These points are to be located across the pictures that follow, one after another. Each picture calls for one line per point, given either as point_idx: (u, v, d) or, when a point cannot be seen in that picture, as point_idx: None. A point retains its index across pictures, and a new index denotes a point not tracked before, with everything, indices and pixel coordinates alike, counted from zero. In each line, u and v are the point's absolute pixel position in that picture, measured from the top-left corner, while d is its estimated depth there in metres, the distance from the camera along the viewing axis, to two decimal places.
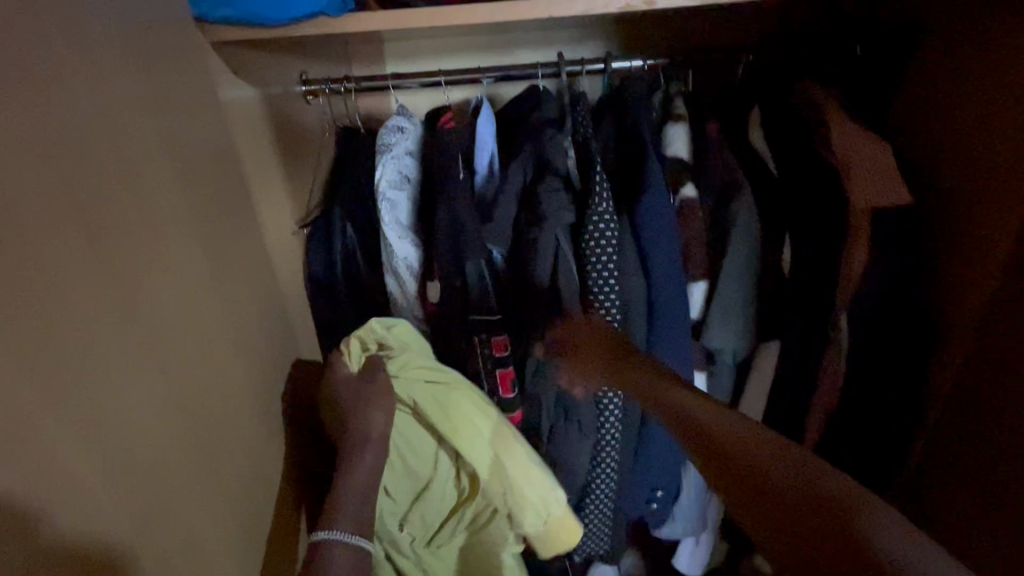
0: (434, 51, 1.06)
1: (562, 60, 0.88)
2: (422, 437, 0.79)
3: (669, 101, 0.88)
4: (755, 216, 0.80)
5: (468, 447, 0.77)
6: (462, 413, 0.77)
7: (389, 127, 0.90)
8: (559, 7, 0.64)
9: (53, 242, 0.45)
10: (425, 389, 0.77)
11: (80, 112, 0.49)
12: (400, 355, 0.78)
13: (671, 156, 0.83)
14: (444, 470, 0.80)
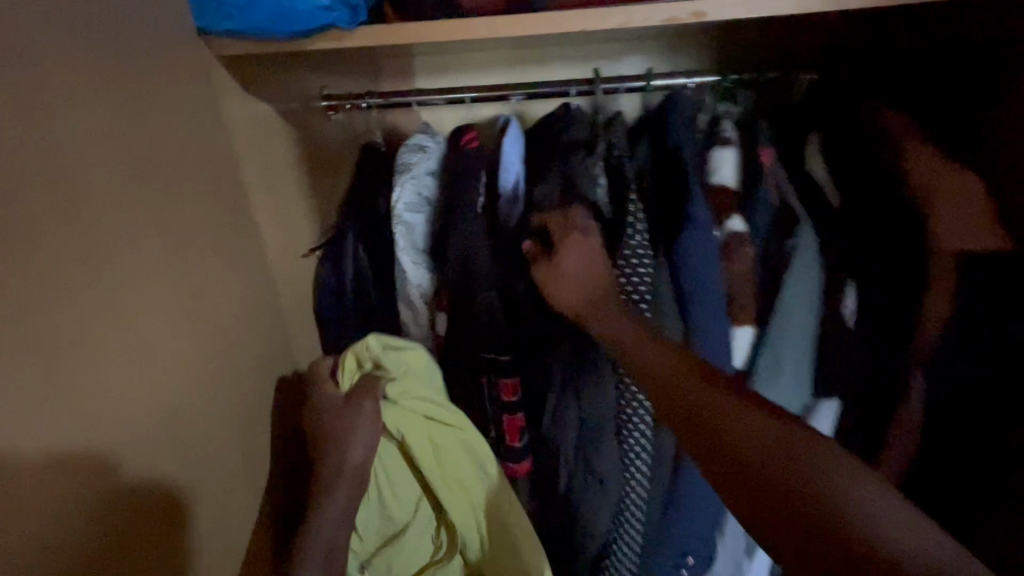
0: (466, 67, 1.02)
1: (597, 77, 0.82)
2: (406, 473, 0.74)
3: (717, 123, 0.80)
4: (818, 256, 0.69)
5: (453, 496, 0.73)
6: (457, 459, 0.72)
7: (411, 146, 0.86)
8: (589, 20, 0.58)
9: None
10: (419, 427, 0.71)
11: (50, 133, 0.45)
12: (399, 382, 0.71)
13: (717, 183, 0.74)
14: (424, 516, 0.76)
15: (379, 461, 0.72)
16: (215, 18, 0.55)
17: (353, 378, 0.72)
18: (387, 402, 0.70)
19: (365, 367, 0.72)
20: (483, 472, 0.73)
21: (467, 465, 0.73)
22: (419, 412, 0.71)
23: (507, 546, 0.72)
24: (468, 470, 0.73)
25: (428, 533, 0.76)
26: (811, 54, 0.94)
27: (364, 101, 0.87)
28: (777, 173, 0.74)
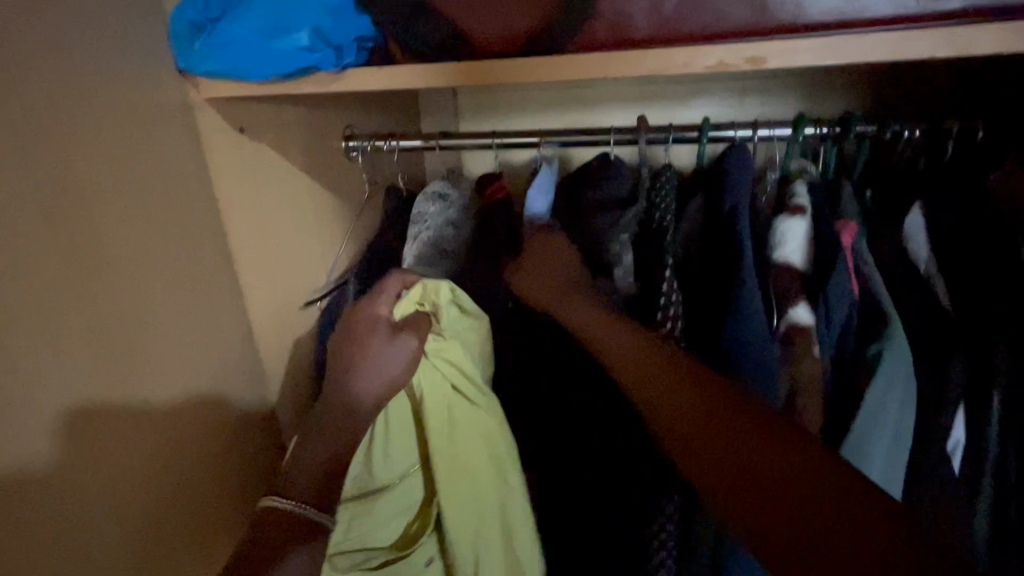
0: (511, 107, 0.96)
1: (639, 126, 0.70)
2: (411, 437, 0.62)
3: (787, 185, 0.66)
4: (912, 370, 0.52)
5: (456, 488, 0.59)
6: (474, 449, 0.59)
7: (427, 194, 0.78)
8: (622, 66, 0.47)
9: None
10: (443, 398, 0.60)
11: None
12: (446, 342, 0.60)
13: (780, 262, 0.60)
14: (406, 495, 0.62)
15: (386, 413, 0.61)
16: (194, 59, 0.51)
17: (409, 313, 0.61)
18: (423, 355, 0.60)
19: (424, 308, 0.61)
20: (500, 471, 0.59)
21: (483, 459, 0.59)
22: (448, 378, 0.60)
23: (502, 562, 0.58)
24: (485, 465, 0.59)
25: (400, 519, 0.62)
26: (904, 98, 0.80)
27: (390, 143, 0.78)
28: (860, 253, 0.59)
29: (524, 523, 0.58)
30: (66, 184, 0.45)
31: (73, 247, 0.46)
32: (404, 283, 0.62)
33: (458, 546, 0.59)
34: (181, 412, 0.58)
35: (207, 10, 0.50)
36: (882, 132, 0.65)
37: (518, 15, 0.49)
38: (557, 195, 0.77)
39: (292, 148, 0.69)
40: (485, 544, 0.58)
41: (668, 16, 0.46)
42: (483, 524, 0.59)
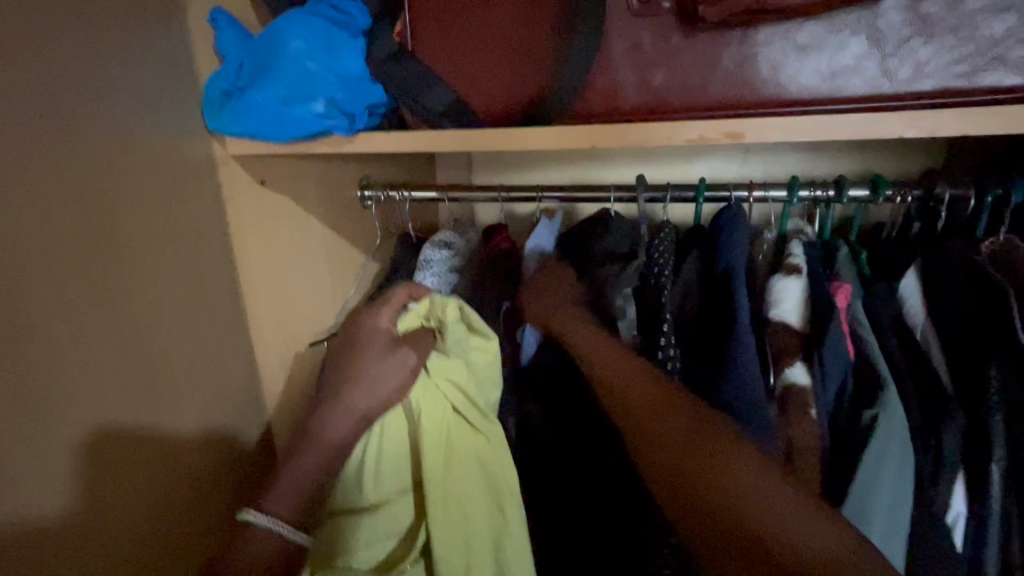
0: (519, 163, 1.00)
1: (637, 185, 0.73)
2: (401, 458, 0.60)
3: (783, 245, 0.67)
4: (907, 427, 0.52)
5: (449, 522, 0.56)
6: (471, 480, 0.57)
7: (434, 242, 0.82)
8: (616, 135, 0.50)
9: None
10: (440, 420, 0.59)
11: (45, 229, 0.45)
12: (451, 362, 0.59)
13: (777, 322, 0.60)
14: (392, 520, 0.58)
15: (380, 426, 0.60)
16: (221, 121, 0.57)
17: (413, 326, 0.62)
18: (424, 370, 0.60)
19: (429, 322, 0.61)
20: (497, 503, 0.57)
21: (480, 489, 0.57)
22: (450, 400, 0.59)
23: None
24: (482, 496, 0.57)
25: (385, 543, 0.58)
26: (890, 169, 0.83)
27: (402, 193, 0.81)
28: (858, 316, 0.60)
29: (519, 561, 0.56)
30: (103, 226, 0.50)
31: (100, 284, 0.50)
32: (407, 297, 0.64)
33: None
34: (183, 446, 0.59)
35: (237, 79, 0.56)
36: (875, 196, 0.66)
37: (520, 88, 0.54)
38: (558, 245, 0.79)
39: (309, 199, 0.74)
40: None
41: (658, 91, 0.50)
42: (473, 559, 0.56)
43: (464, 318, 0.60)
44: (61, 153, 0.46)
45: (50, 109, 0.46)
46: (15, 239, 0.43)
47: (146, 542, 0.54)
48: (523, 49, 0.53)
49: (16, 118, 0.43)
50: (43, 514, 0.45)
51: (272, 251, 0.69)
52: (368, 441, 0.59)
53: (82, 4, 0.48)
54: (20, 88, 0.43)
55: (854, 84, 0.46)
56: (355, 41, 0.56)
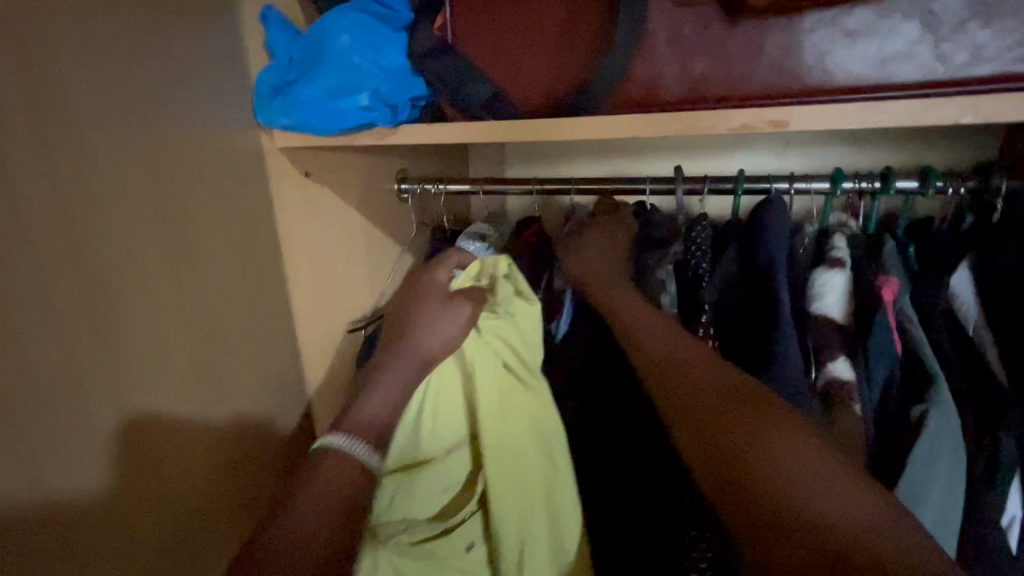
0: (553, 157, 1.01)
1: (675, 177, 0.72)
2: (454, 414, 0.64)
3: (826, 238, 0.65)
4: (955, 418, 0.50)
5: (506, 471, 0.60)
6: (521, 432, 0.60)
7: (469, 234, 0.83)
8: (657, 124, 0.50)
9: (51, 346, 0.43)
10: (491, 376, 0.62)
11: (115, 215, 0.48)
12: (500, 320, 0.64)
13: (819, 315, 0.59)
14: (449, 471, 0.63)
15: (432, 386, 0.63)
16: (272, 115, 0.59)
17: (465, 286, 0.68)
18: (475, 330, 0.64)
19: (480, 282, 0.68)
20: (547, 455, 0.60)
21: (531, 440, 0.60)
22: (500, 356, 0.63)
23: (545, 535, 0.59)
24: (534, 446, 0.60)
25: (443, 495, 0.63)
26: (938, 160, 0.81)
27: (438, 186, 0.83)
28: (905, 310, 0.58)
29: (568, 510, 0.59)
30: (165, 213, 0.53)
31: (161, 268, 0.53)
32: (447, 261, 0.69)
33: (501, 532, 0.59)
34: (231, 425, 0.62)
35: (287, 74, 0.59)
36: (925, 188, 0.64)
37: (560, 79, 0.54)
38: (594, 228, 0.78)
39: (350, 190, 0.76)
40: (530, 530, 0.59)
41: (698, 79, 0.50)
42: (527, 506, 0.59)
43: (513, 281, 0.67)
44: (129, 143, 0.49)
45: (120, 102, 0.48)
46: (88, 223, 0.46)
47: (195, 515, 0.57)
48: (563, 39, 0.54)
49: (91, 110, 0.46)
50: (110, 480, 0.48)
51: (315, 241, 0.72)
52: (424, 398, 0.63)
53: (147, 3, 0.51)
54: (94, 82, 0.46)
55: (903, 71, 0.45)
56: (398, 35, 0.57)
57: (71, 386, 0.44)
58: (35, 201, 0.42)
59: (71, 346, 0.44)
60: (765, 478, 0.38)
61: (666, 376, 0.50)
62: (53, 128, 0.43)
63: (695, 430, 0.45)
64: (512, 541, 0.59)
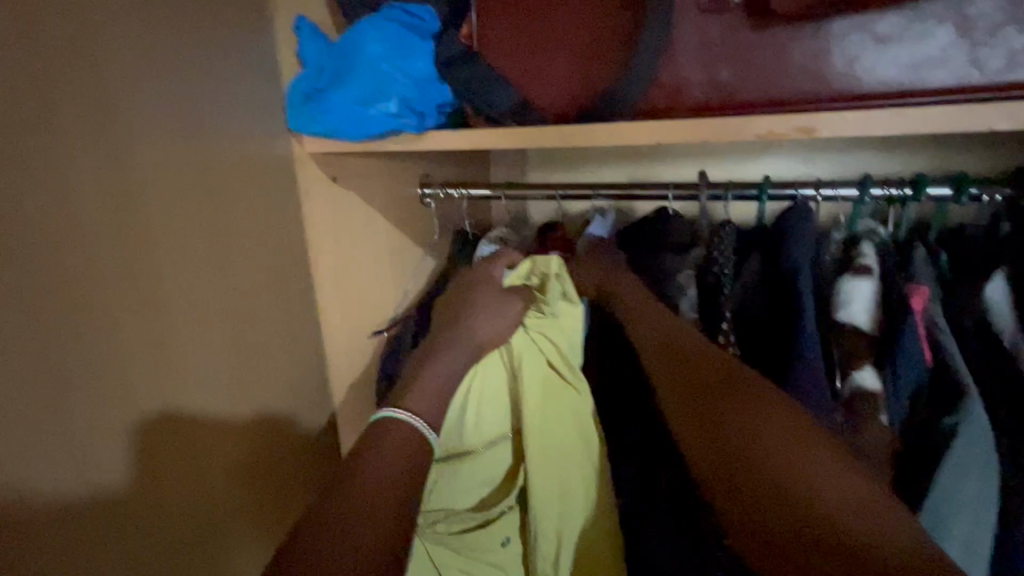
0: (573, 162, 1.01)
1: (699, 183, 0.72)
2: (498, 409, 0.65)
3: (854, 245, 0.64)
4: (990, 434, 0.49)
5: (546, 463, 0.60)
6: (562, 426, 0.61)
7: (490, 239, 0.83)
8: (681, 131, 0.50)
9: (93, 343, 0.45)
10: (536, 374, 0.63)
11: (154, 218, 0.50)
12: (546, 321, 0.65)
13: (846, 324, 0.58)
14: (492, 465, 0.64)
15: (477, 379, 0.64)
16: (302, 122, 0.61)
17: (516, 284, 0.70)
18: (521, 326, 0.66)
19: (530, 280, 0.69)
20: (587, 454, 0.61)
21: (571, 435, 0.61)
22: (543, 352, 0.64)
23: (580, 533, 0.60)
24: (575, 441, 0.61)
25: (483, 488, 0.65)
26: (971, 166, 0.79)
27: (460, 191, 0.84)
28: (937, 320, 0.56)
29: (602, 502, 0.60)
30: (200, 216, 0.55)
31: (196, 269, 0.54)
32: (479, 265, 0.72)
33: (538, 525, 0.59)
34: (260, 422, 0.64)
35: (317, 82, 0.60)
36: (958, 195, 0.62)
37: (584, 85, 0.55)
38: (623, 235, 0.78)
39: (375, 195, 0.77)
40: (567, 523, 0.59)
41: (724, 86, 0.50)
42: (566, 503, 0.60)
43: (561, 281, 0.67)
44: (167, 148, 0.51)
45: (160, 109, 0.50)
46: (131, 225, 0.48)
47: (230, 507, 0.60)
48: (588, 47, 0.54)
49: (133, 118, 0.48)
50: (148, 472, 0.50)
51: (341, 244, 0.73)
52: (470, 390, 0.64)
53: (187, 14, 0.52)
54: (137, 91, 0.48)
55: (937, 76, 0.44)
56: (424, 44, 0.58)
57: (116, 384, 0.47)
58: (85, 210, 0.44)
59: (114, 346, 0.46)
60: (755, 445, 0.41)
61: (675, 381, 0.51)
62: (100, 134, 0.45)
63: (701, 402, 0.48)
64: (550, 539, 0.59)
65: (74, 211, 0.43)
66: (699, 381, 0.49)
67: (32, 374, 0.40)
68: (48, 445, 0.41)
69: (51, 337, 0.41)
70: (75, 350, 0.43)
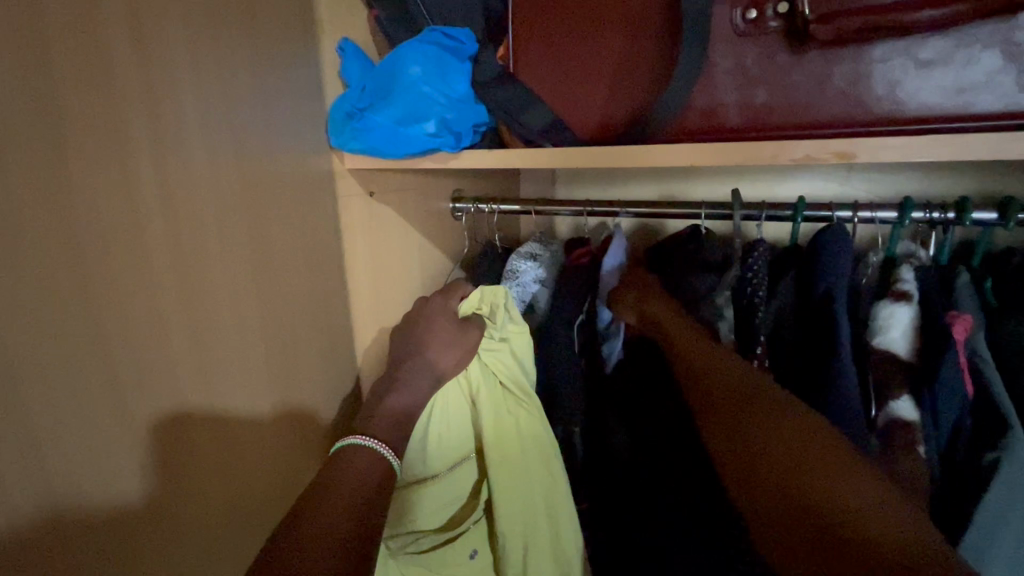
0: (602, 182, 1.04)
1: (731, 202, 0.71)
2: (458, 433, 0.68)
3: (892, 268, 0.63)
4: None
5: (509, 484, 0.65)
6: (519, 448, 0.65)
7: (520, 253, 0.84)
8: (724, 148, 0.50)
9: (156, 341, 0.45)
10: (492, 399, 0.67)
11: (215, 221, 0.51)
12: (497, 346, 0.68)
13: (882, 350, 0.56)
14: (456, 488, 0.67)
15: (436, 405, 0.66)
16: (344, 139, 0.63)
17: (470, 313, 0.71)
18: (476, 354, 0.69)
19: (481, 309, 0.70)
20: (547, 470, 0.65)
21: (530, 455, 0.65)
22: (499, 376, 0.68)
23: (547, 545, 0.65)
24: (532, 462, 0.65)
25: (449, 511, 0.67)
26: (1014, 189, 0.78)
27: (489, 206, 0.86)
28: (978, 348, 0.54)
29: (563, 513, 0.65)
30: (256, 224, 0.56)
31: (251, 272, 0.56)
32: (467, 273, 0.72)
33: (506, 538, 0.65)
34: (305, 430, 0.65)
35: (359, 102, 0.62)
36: (1005, 221, 0.60)
37: (621, 107, 0.55)
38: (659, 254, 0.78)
39: (408, 208, 0.79)
40: (532, 536, 0.65)
41: (762, 109, 0.50)
42: (531, 518, 0.65)
43: (509, 309, 0.70)
44: (230, 155, 0.52)
45: (226, 117, 0.52)
46: (192, 226, 0.49)
47: (273, 513, 0.60)
48: (625, 68, 0.55)
49: (200, 124, 0.49)
50: (198, 472, 0.50)
51: (377, 256, 0.75)
52: (427, 418, 0.66)
53: (251, 28, 0.54)
54: (208, 99, 0.50)
55: (983, 101, 0.44)
56: (463, 64, 0.60)
57: (183, 389, 0.48)
58: (158, 214, 0.45)
59: (174, 345, 0.47)
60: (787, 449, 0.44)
61: (708, 396, 0.53)
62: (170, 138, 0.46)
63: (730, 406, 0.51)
64: (518, 550, 0.66)
65: (152, 222, 0.45)
66: (732, 397, 0.51)
67: (114, 378, 0.42)
68: (116, 443, 0.42)
69: (131, 343, 0.43)
70: (151, 356, 0.45)
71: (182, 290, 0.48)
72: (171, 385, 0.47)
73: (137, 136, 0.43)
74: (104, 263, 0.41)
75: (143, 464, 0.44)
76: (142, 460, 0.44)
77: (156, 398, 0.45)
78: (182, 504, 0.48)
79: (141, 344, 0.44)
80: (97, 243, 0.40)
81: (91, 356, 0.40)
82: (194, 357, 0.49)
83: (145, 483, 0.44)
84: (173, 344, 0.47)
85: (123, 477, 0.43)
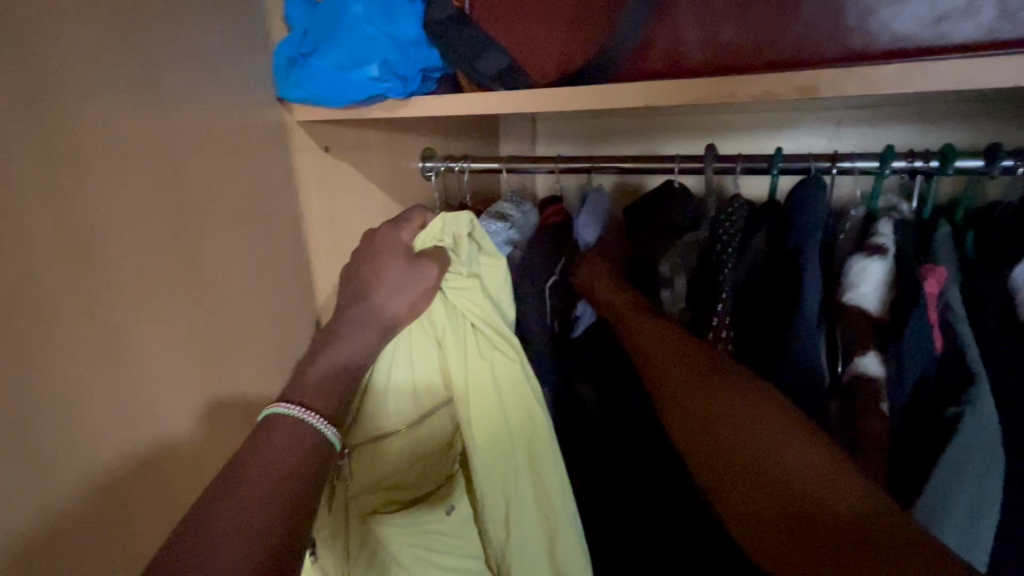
0: (580, 141, 1.01)
1: (705, 155, 0.67)
2: (422, 382, 0.65)
3: (871, 223, 0.60)
4: (995, 421, 0.44)
5: (482, 434, 0.61)
6: (493, 393, 0.62)
7: (490, 213, 0.80)
8: (686, 85, 0.46)
9: (83, 293, 0.43)
10: (461, 341, 0.63)
11: (143, 170, 0.48)
12: (464, 280, 0.64)
13: (852, 305, 0.54)
14: (425, 443, 0.66)
15: (398, 346, 0.64)
16: (289, 87, 0.60)
17: (428, 244, 0.65)
18: (440, 292, 0.65)
19: (444, 241, 0.65)
20: (526, 413, 0.62)
21: (505, 397, 0.62)
22: (469, 318, 0.64)
23: (532, 495, 0.62)
24: (513, 414, 0.62)
25: (417, 466, 0.67)
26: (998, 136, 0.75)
27: (458, 164, 0.83)
28: (950, 301, 0.52)
29: (548, 468, 0.62)
30: (192, 174, 0.53)
31: (193, 225, 0.53)
32: (427, 223, 0.68)
33: (485, 494, 0.62)
34: (265, 395, 0.63)
35: (302, 47, 0.59)
36: (990, 169, 0.57)
37: (575, 46, 0.52)
38: (635, 207, 0.74)
39: (371, 165, 0.76)
40: (511, 486, 0.62)
41: (725, 46, 0.46)
42: (511, 471, 0.62)
43: (476, 240, 0.65)
44: (161, 100, 0.50)
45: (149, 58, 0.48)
46: (115, 174, 0.46)
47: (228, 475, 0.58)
48: (580, 4, 0.51)
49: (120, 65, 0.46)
50: (141, 428, 0.48)
51: (338, 214, 0.72)
52: (388, 359, 0.64)
53: None
54: (128, 38, 0.46)
55: (961, 29, 0.40)
56: (413, 5, 0.57)
57: (118, 349, 0.46)
58: (77, 159, 0.43)
59: (103, 299, 0.45)
60: (744, 436, 0.43)
61: (673, 396, 0.50)
62: (86, 78, 0.43)
63: (687, 386, 0.49)
64: (498, 505, 0.62)
65: (70, 170, 0.42)
66: (692, 386, 0.49)
67: (36, 335, 0.39)
68: (43, 399, 0.40)
69: (59, 304, 0.41)
70: (80, 316, 0.43)
71: (109, 249, 0.45)
72: (108, 348, 0.45)
73: (46, 82, 0.41)
74: (16, 217, 0.38)
75: (81, 426, 0.43)
76: (74, 424, 0.42)
77: (90, 359, 0.44)
78: (125, 471, 0.47)
79: (71, 305, 0.42)
80: (6, 195, 0.38)
81: (9, 316, 0.38)
82: (132, 319, 0.47)
83: (83, 446, 0.43)
84: (108, 305, 0.45)
85: (51, 443, 0.41)
